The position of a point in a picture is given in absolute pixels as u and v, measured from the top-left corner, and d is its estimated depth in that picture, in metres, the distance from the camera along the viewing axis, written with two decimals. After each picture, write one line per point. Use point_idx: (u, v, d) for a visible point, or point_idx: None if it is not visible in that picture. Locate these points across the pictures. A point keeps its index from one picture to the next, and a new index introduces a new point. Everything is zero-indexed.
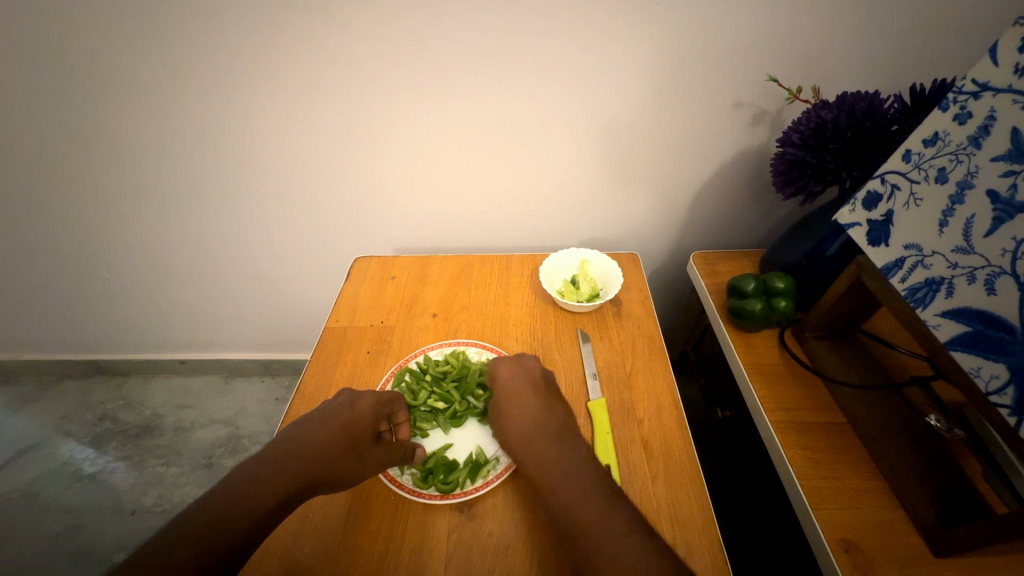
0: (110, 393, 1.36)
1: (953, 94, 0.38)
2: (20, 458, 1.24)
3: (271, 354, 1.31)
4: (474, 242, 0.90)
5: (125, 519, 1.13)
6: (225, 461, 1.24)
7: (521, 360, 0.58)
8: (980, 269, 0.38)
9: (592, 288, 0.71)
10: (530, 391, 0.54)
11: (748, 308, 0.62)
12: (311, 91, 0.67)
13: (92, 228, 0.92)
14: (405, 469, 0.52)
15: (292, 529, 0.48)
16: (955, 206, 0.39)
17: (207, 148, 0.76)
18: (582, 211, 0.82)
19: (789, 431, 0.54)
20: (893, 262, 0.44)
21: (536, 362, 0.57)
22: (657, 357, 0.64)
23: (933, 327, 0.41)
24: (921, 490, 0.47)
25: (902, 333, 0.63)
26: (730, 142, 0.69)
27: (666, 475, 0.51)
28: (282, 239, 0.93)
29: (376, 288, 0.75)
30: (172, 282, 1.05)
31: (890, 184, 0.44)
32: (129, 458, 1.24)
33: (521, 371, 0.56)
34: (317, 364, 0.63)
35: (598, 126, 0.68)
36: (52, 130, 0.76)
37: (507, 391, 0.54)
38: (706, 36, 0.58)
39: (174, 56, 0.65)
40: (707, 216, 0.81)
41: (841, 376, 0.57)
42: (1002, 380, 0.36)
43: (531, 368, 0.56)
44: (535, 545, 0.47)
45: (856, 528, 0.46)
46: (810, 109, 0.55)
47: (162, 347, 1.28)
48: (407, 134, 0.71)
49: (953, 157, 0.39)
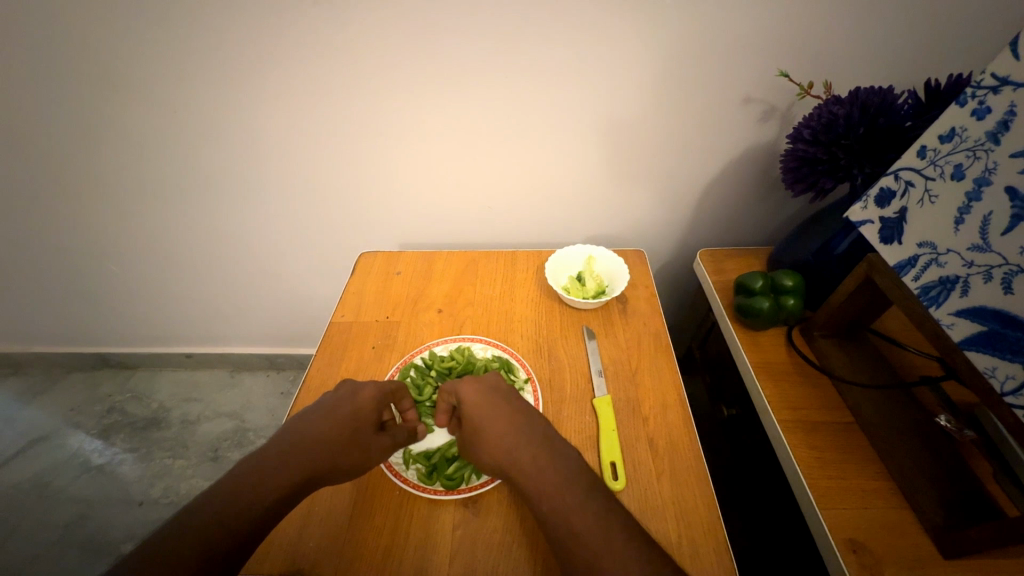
0: (118, 386, 1.37)
1: (972, 89, 0.37)
2: (31, 449, 1.25)
3: (277, 349, 1.32)
4: (479, 238, 0.89)
5: (133, 510, 1.14)
6: (231, 454, 1.25)
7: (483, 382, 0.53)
8: (997, 267, 0.37)
9: (598, 285, 0.70)
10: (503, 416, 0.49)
11: (756, 306, 0.62)
12: (316, 86, 0.67)
13: (101, 223, 0.93)
14: (410, 463, 0.52)
15: (298, 523, 0.48)
16: (972, 203, 0.38)
17: (213, 143, 0.76)
18: (589, 207, 0.81)
19: (796, 430, 0.54)
20: (906, 260, 0.44)
21: (490, 381, 0.53)
22: (663, 355, 0.64)
23: (947, 326, 0.40)
24: (930, 491, 0.46)
25: (913, 332, 0.62)
26: (739, 138, 0.69)
27: (672, 473, 0.51)
28: (289, 234, 0.93)
29: (382, 283, 0.75)
30: (179, 276, 1.05)
31: (904, 181, 0.43)
32: (137, 450, 1.25)
33: (482, 397, 0.51)
34: (322, 358, 0.64)
35: (606, 122, 0.68)
36: (58, 125, 0.76)
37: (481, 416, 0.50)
38: (715, 30, 0.57)
39: (180, 50, 0.65)
40: (714, 213, 0.81)
41: (850, 376, 0.56)
42: (1019, 380, 0.36)
43: (492, 390, 0.52)
44: (541, 542, 0.46)
45: (864, 529, 0.46)
46: (822, 105, 0.54)
47: (169, 341, 1.29)
48: (412, 129, 0.71)
49: (971, 153, 0.38)
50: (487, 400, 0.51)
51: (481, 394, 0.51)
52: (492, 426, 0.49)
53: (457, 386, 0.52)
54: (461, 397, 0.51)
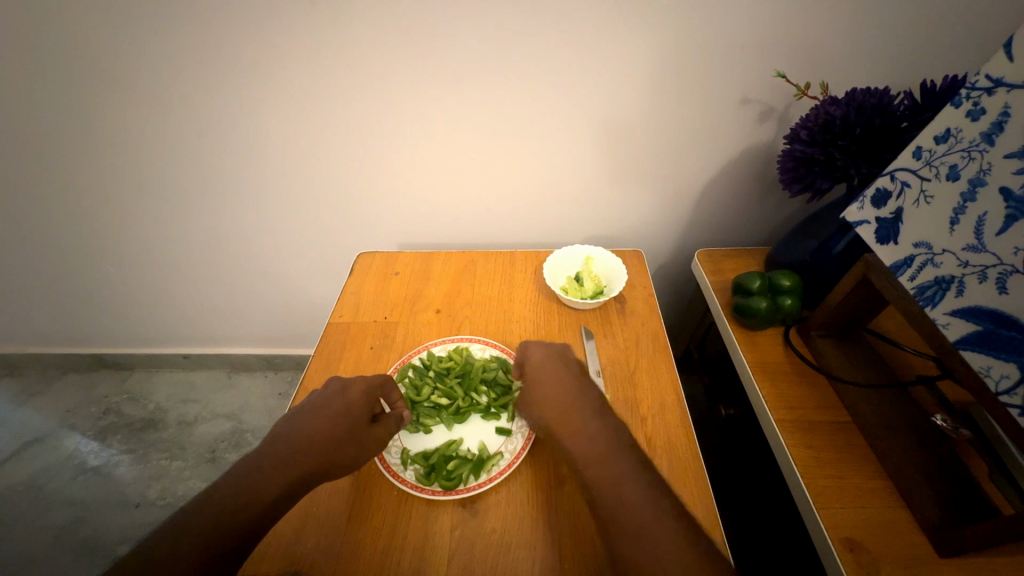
0: (115, 387, 1.36)
1: (967, 90, 0.38)
2: (26, 451, 1.24)
3: (275, 350, 1.31)
4: (477, 238, 0.89)
5: (130, 512, 1.14)
6: (228, 455, 1.25)
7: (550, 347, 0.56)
8: (992, 267, 0.37)
9: (596, 286, 0.70)
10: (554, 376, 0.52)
11: (753, 306, 0.62)
12: (315, 87, 0.67)
13: (97, 223, 0.92)
14: (408, 464, 0.52)
15: (295, 524, 0.48)
16: (967, 203, 0.39)
17: (211, 143, 0.76)
18: (588, 207, 0.82)
19: (793, 430, 0.54)
20: (902, 260, 0.44)
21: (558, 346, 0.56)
22: (660, 355, 0.64)
23: (942, 326, 0.41)
24: (927, 490, 0.47)
25: (909, 332, 0.63)
26: (736, 139, 0.69)
27: (670, 473, 0.51)
28: (287, 234, 0.93)
29: (380, 284, 0.75)
30: (176, 276, 1.05)
31: (900, 181, 0.44)
32: (133, 452, 1.24)
33: (544, 357, 0.54)
34: (320, 358, 0.63)
35: (604, 123, 0.68)
36: (55, 125, 0.76)
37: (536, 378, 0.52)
38: (713, 31, 0.58)
39: (178, 51, 0.65)
40: (712, 213, 0.81)
41: (847, 376, 0.56)
42: (1013, 379, 0.36)
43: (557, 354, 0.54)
44: (540, 542, 0.46)
45: (861, 528, 0.46)
46: (819, 105, 0.54)
47: (166, 342, 1.28)
48: (411, 129, 0.71)
49: (965, 154, 0.38)
50: (547, 364, 0.53)
51: (545, 357, 0.54)
52: (550, 385, 0.51)
53: (531, 347, 0.56)
54: (530, 357, 0.55)
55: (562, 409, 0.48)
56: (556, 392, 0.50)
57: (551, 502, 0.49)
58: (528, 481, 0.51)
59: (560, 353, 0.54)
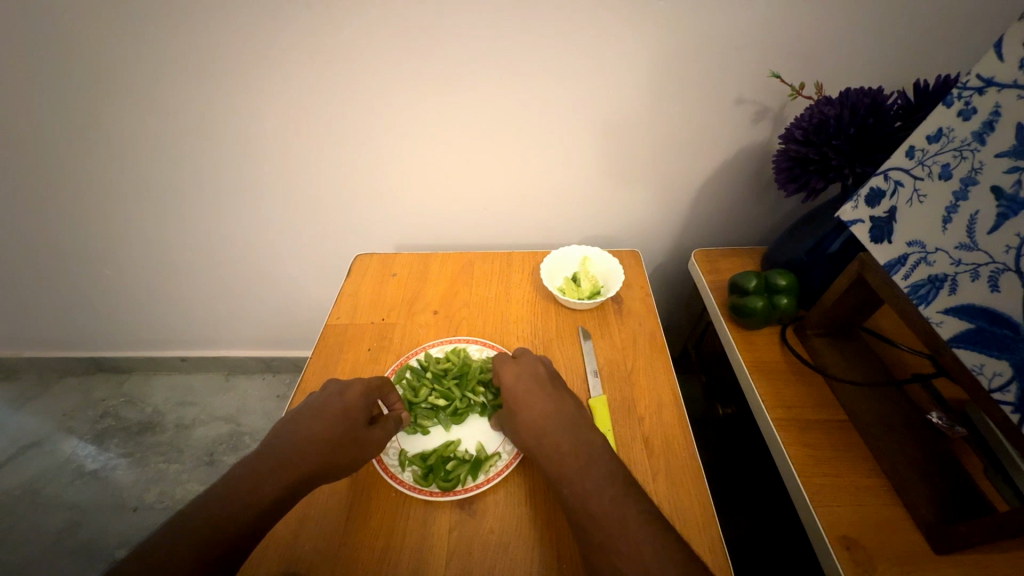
0: (112, 390, 1.36)
1: (958, 90, 0.38)
2: (23, 455, 1.24)
3: (273, 352, 1.31)
4: (475, 239, 0.90)
5: (127, 516, 1.14)
6: (226, 458, 1.24)
7: (521, 360, 0.55)
8: (984, 265, 0.37)
9: (593, 286, 0.70)
10: (531, 391, 0.52)
11: (750, 306, 0.62)
12: (312, 89, 0.67)
13: (94, 226, 0.92)
14: (406, 465, 0.52)
15: (294, 525, 0.48)
16: (959, 202, 0.39)
17: (208, 145, 0.76)
18: (585, 208, 0.82)
19: (791, 429, 0.54)
20: (896, 259, 0.44)
21: (532, 357, 0.56)
22: (657, 354, 0.64)
23: (936, 324, 0.41)
24: (923, 488, 0.47)
25: (905, 330, 0.63)
26: (732, 139, 0.69)
27: (668, 472, 0.51)
28: (285, 236, 0.92)
29: (378, 285, 0.75)
30: (174, 279, 1.05)
31: (893, 180, 0.44)
32: (131, 455, 1.24)
33: (520, 371, 0.54)
34: (318, 361, 0.63)
35: (601, 124, 0.68)
36: (52, 128, 0.75)
37: (513, 392, 0.52)
38: (708, 32, 0.58)
39: (175, 53, 0.65)
40: (709, 213, 0.81)
41: (843, 374, 0.57)
42: (1005, 377, 0.36)
43: (530, 367, 0.54)
44: (538, 541, 0.46)
45: (857, 525, 0.46)
46: (813, 105, 0.54)
47: (164, 345, 1.28)
48: (408, 131, 0.71)
49: (957, 153, 0.39)
50: (524, 379, 0.53)
51: (520, 372, 0.54)
52: (530, 401, 0.51)
53: (506, 361, 0.55)
54: (506, 371, 0.54)
55: (546, 425, 0.49)
56: (537, 405, 0.50)
57: (549, 502, 0.49)
58: (526, 481, 0.51)
59: (538, 365, 0.55)
